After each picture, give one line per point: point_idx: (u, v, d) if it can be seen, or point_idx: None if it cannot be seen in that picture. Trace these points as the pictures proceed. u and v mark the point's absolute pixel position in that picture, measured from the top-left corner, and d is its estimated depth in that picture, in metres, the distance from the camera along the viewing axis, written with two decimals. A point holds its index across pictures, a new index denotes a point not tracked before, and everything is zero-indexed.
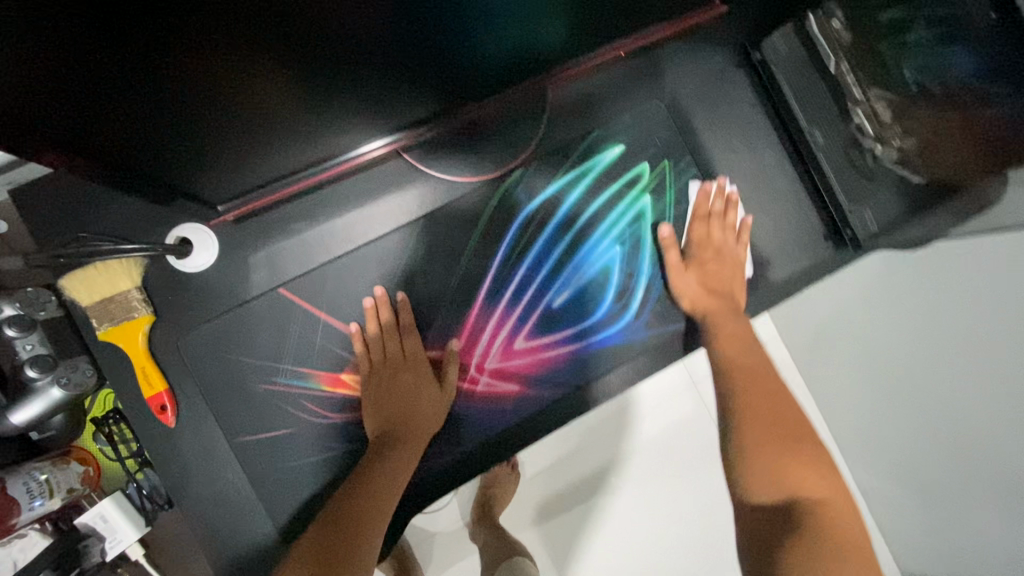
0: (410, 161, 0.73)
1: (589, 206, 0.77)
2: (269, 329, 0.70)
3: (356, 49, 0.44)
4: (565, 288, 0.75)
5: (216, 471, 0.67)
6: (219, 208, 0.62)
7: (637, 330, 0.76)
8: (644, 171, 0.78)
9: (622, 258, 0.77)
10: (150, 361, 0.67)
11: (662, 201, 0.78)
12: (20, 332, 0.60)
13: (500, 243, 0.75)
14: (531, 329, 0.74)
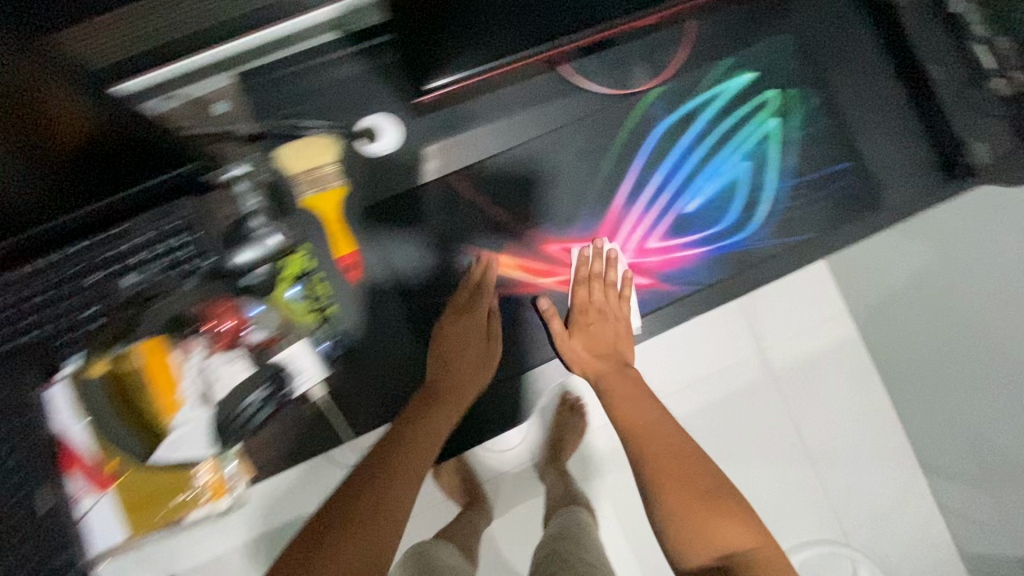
0: (565, 74, 0.82)
1: (721, 124, 0.84)
2: (439, 211, 0.80)
3: None
4: (697, 197, 0.83)
5: (395, 325, 0.80)
6: (428, 89, 0.76)
7: (761, 240, 0.83)
8: (772, 97, 0.84)
9: (749, 173, 0.83)
10: (343, 227, 0.79)
11: (789, 124, 0.84)
12: (250, 189, 0.75)
13: (639, 152, 0.83)
14: (665, 230, 0.82)
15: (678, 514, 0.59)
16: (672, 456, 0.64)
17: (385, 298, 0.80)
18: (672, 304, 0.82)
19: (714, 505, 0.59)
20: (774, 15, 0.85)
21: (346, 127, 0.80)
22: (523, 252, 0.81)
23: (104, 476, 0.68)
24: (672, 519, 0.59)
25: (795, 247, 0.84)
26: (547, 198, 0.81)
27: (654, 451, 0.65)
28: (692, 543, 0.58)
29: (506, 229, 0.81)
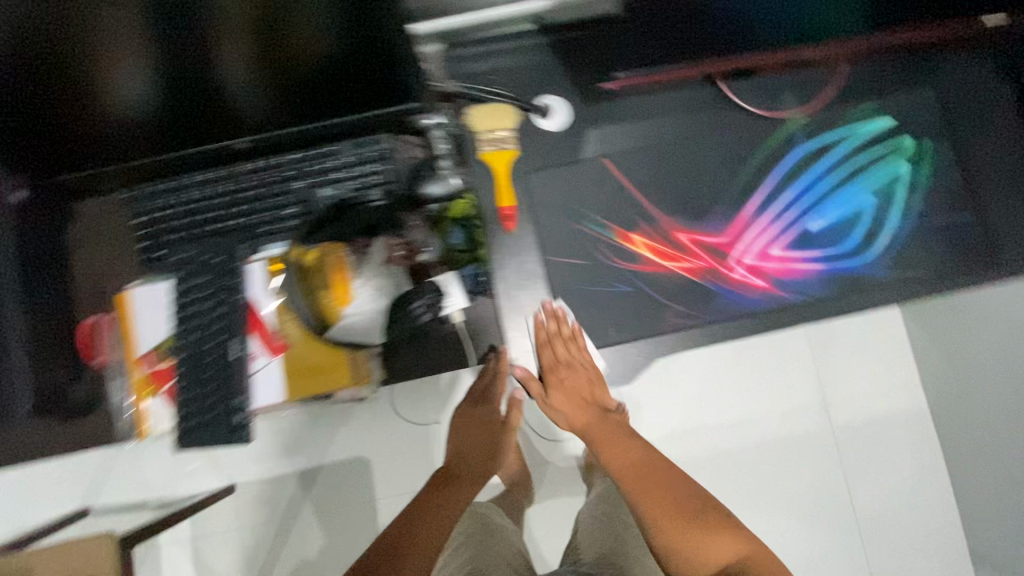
0: (722, 90, 0.92)
1: (856, 158, 0.92)
2: (589, 186, 0.91)
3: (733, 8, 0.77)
4: (822, 219, 0.90)
5: (530, 276, 0.90)
6: (620, 74, 0.89)
7: (876, 269, 0.89)
8: (907, 143, 0.92)
9: (873, 207, 0.91)
10: (507, 182, 0.90)
11: (919, 170, 0.92)
12: (441, 134, 0.87)
13: (775, 169, 0.92)
14: (787, 242, 0.90)
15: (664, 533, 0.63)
16: (657, 487, 0.67)
17: (528, 251, 0.90)
18: (782, 310, 0.89)
19: (702, 523, 0.63)
20: (920, 72, 0.93)
21: (524, 99, 0.91)
22: (656, 236, 0.90)
23: (275, 343, 0.82)
24: (670, 547, 0.62)
25: (906, 281, 0.90)
26: (685, 194, 0.91)
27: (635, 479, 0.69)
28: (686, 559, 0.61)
29: (644, 212, 0.91)
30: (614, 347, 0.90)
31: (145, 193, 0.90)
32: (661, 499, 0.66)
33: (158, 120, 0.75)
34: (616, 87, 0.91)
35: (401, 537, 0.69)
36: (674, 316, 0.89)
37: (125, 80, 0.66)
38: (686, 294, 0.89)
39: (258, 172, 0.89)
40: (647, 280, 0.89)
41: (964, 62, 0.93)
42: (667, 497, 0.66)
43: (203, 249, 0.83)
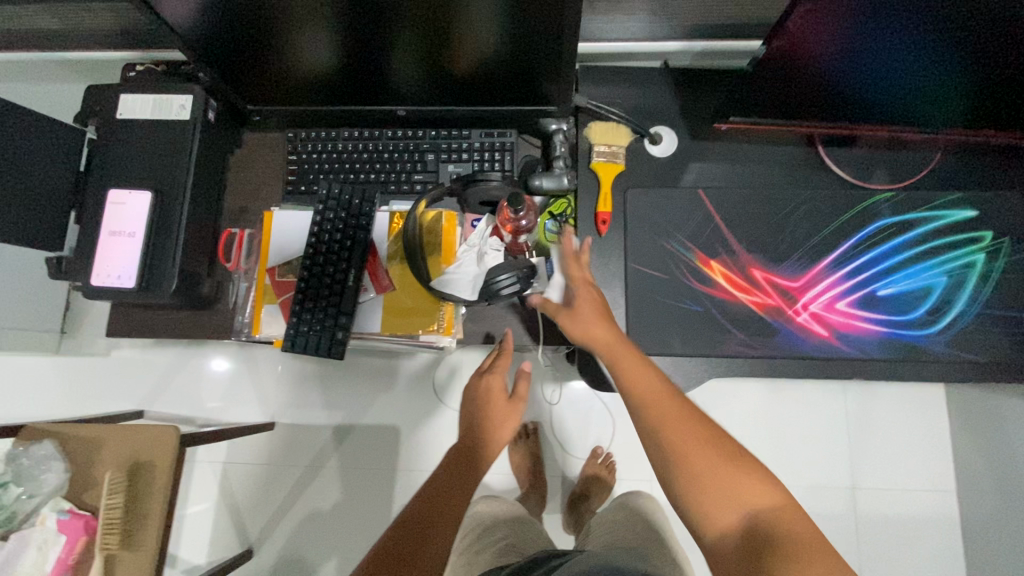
0: (819, 153, 1.02)
1: (934, 240, 0.98)
2: (681, 211, 1.00)
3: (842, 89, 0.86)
4: (892, 286, 0.97)
5: (611, 277, 0.99)
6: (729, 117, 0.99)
7: (935, 343, 0.95)
8: (986, 237, 0.98)
9: (943, 287, 0.97)
10: (609, 191, 1.00)
11: (995, 262, 0.97)
12: (563, 140, 1.00)
13: (856, 232, 0.99)
14: (854, 300, 0.97)
15: (690, 477, 0.63)
16: (686, 431, 0.65)
17: (615, 255, 0.99)
18: (839, 361, 0.95)
19: (734, 464, 0.63)
20: (1009, 175, 1.00)
21: (639, 125, 1.03)
22: (734, 267, 0.98)
23: (383, 283, 0.94)
24: (697, 501, 0.62)
25: (962, 362, 0.95)
26: (767, 237, 0.99)
27: (660, 423, 0.67)
28: (713, 504, 0.62)
29: (727, 245, 0.99)
30: (674, 358, 0.97)
31: (302, 138, 1.05)
32: (692, 446, 0.64)
33: (330, 73, 0.91)
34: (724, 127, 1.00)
35: (414, 524, 0.67)
36: (734, 342, 0.96)
37: (316, 37, 0.81)
38: (750, 326, 0.97)
39: (398, 139, 1.03)
40: (716, 304, 0.98)
41: None
42: (695, 440, 0.64)
43: (345, 189, 0.96)
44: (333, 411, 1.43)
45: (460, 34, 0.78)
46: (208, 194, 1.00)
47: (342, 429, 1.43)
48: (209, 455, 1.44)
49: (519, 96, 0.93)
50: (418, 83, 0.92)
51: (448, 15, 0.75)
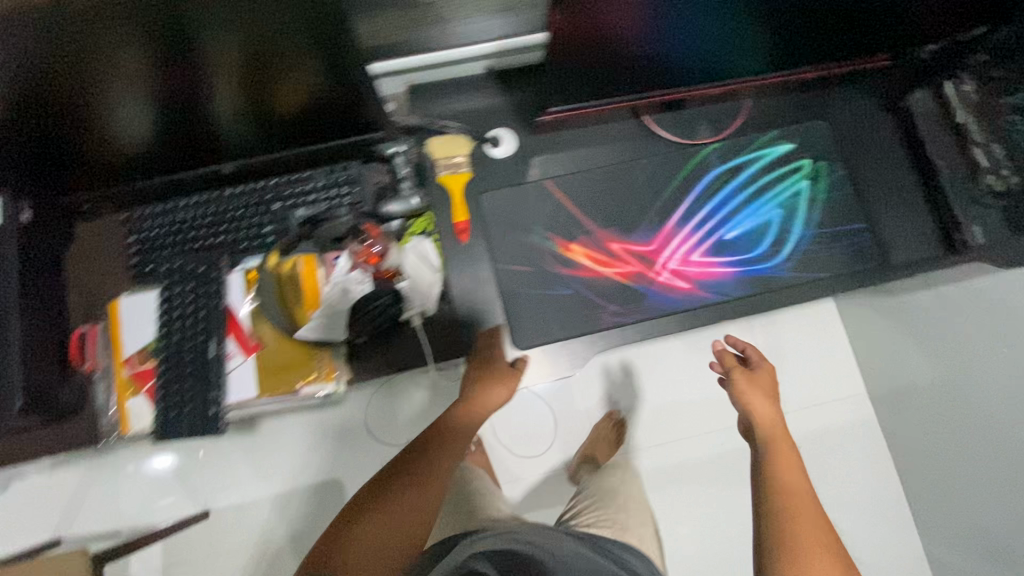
0: (646, 123, 1.08)
1: (763, 177, 1.06)
2: (533, 204, 1.04)
3: (657, 60, 0.92)
4: (736, 228, 1.04)
5: (481, 282, 1.01)
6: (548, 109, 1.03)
7: (784, 271, 1.03)
8: (807, 163, 1.07)
9: (780, 218, 1.05)
10: (461, 199, 1.01)
11: (818, 185, 1.06)
12: (404, 161, 1.00)
13: (693, 187, 1.06)
14: (706, 249, 1.03)
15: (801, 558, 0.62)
16: (818, 532, 0.64)
17: (480, 261, 1.01)
18: (704, 307, 1.02)
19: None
20: (814, 106, 1.10)
21: (477, 132, 1.06)
22: (593, 245, 1.03)
23: (251, 344, 0.91)
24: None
25: (810, 281, 1.04)
26: (617, 211, 1.05)
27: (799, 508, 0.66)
28: None
29: (582, 226, 1.04)
30: (559, 346, 1.01)
31: (139, 216, 0.99)
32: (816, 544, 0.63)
33: (150, 145, 0.87)
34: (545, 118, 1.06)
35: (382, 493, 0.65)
36: (612, 315, 1.01)
37: (133, 116, 0.78)
38: (619, 298, 1.02)
39: (241, 194, 0.99)
40: (585, 283, 1.02)
41: (849, 96, 1.11)
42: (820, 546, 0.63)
43: (189, 259, 0.93)
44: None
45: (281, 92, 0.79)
46: (45, 298, 0.92)
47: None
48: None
49: (347, 128, 0.93)
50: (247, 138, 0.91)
51: (265, 76, 0.75)
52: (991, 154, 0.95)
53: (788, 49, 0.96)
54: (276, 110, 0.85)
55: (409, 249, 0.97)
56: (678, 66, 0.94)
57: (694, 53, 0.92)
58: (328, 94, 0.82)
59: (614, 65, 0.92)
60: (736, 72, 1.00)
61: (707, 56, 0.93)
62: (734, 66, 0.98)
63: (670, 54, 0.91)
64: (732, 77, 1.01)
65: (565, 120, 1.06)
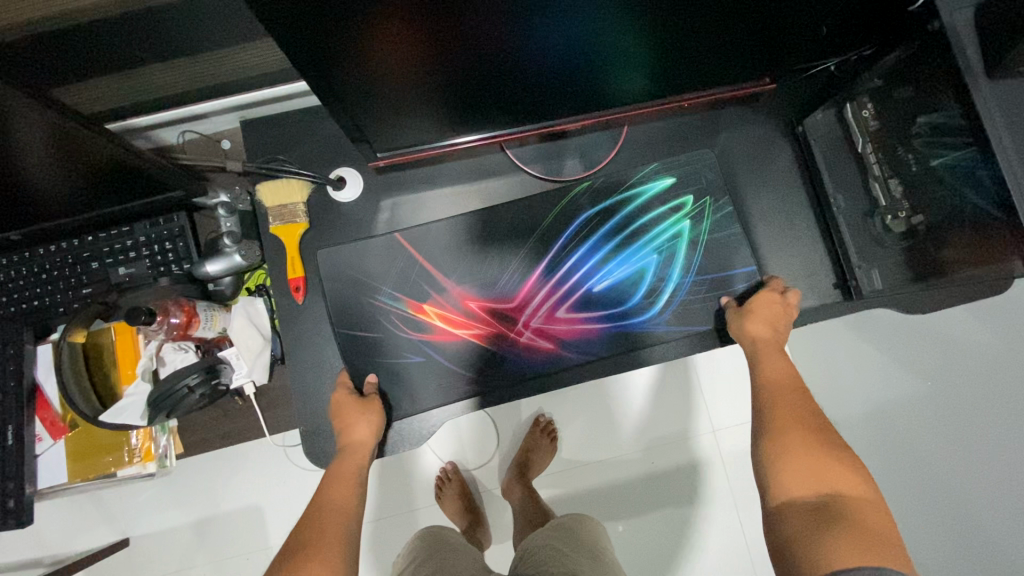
0: (511, 157, 0.98)
1: (638, 220, 0.98)
2: (381, 258, 0.95)
3: (511, 97, 0.79)
4: (606, 279, 0.96)
5: (320, 345, 0.92)
6: (378, 155, 0.89)
7: (658, 325, 0.96)
8: (688, 202, 0.98)
9: (656, 265, 0.97)
10: (298, 253, 0.92)
11: (699, 226, 0.98)
12: (226, 213, 0.90)
13: (560, 235, 0.97)
14: (572, 304, 0.95)
15: (784, 443, 0.68)
16: (801, 422, 0.71)
17: (319, 325, 0.92)
18: (568, 369, 0.94)
19: (835, 453, 0.65)
20: (704, 134, 1.00)
21: (318, 173, 0.95)
22: (447, 306, 0.94)
23: (60, 426, 0.87)
24: (772, 460, 0.67)
25: (688, 334, 0.96)
26: (474, 262, 0.95)
27: (779, 403, 0.75)
28: (794, 476, 0.64)
29: (436, 283, 0.95)
30: (407, 419, 0.93)
31: None
32: (798, 436, 0.69)
33: None
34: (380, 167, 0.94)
35: (319, 528, 0.69)
36: (467, 381, 0.94)
37: None
38: (474, 365, 0.94)
39: (55, 254, 0.87)
40: (437, 348, 0.94)
41: (744, 118, 1.00)
42: (809, 437, 0.68)
43: None
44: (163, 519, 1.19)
45: (104, 167, 0.76)
46: None
47: (196, 529, 1.16)
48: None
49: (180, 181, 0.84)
50: (79, 229, 0.87)
51: (82, 163, 0.75)
52: (889, 192, 0.86)
53: (669, 76, 0.85)
54: (101, 202, 0.84)
55: (236, 308, 0.89)
56: (540, 99, 0.82)
57: (554, 87, 0.79)
58: (149, 182, 0.82)
59: (451, 105, 0.78)
60: (621, 99, 0.89)
61: (574, 87, 0.80)
62: (610, 94, 0.86)
63: (531, 90, 0.78)
64: (616, 102, 0.89)
65: (406, 163, 0.94)
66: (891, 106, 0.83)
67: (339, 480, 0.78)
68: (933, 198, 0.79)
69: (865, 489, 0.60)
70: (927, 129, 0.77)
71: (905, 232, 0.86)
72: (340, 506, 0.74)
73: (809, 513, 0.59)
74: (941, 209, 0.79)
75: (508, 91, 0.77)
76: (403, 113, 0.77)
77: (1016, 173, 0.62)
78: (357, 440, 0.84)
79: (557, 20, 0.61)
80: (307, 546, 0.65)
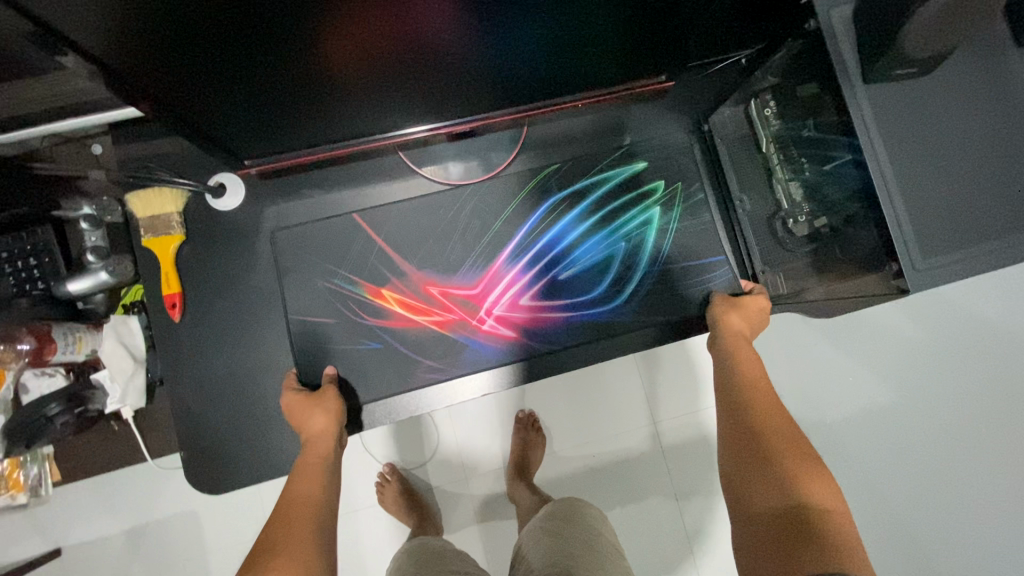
0: (405, 159, 0.94)
1: (609, 204, 0.95)
2: (279, 264, 0.90)
3: (389, 102, 0.74)
4: (573, 266, 0.94)
5: (203, 362, 0.87)
6: (246, 162, 0.83)
7: (623, 313, 0.93)
8: (659, 187, 0.96)
9: (624, 253, 0.95)
10: (174, 268, 0.86)
11: (671, 214, 0.96)
12: (90, 226, 0.84)
13: (527, 216, 0.95)
14: (536, 292, 0.94)
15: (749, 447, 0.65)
16: (763, 423, 0.68)
17: (202, 342, 0.88)
18: (527, 359, 0.92)
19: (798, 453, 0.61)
20: (612, 132, 0.96)
21: (194, 180, 0.89)
22: (407, 291, 0.92)
23: None
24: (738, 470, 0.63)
25: (655, 325, 0.93)
26: (429, 240, 0.94)
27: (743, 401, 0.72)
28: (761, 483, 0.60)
29: (394, 266, 0.93)
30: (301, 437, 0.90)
31: None
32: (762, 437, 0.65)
33: None
34: (261, 172, 0.89)
35: (286, 524, 0.65)
36: (361, 398, 0.90)
37: None
38: (374, 382, 0.90)
39: None
40: (395, 334, 0.91)
41: (650, 115, 0.96)
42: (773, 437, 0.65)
43: None
44: None
45: None
46: None
47: None
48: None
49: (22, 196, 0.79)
50: None
51: None
52: (791, 195, 0.84)
53: (564, 79, 0.80)
54: None
55: (106, 329, 0.83)
56: (429, 104, 0.77)
57: (441, 92, 0.75)
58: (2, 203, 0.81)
59: (327, 111, 0.73)
60: (519, 98, 0.83)
61: (465, 91, 0.76)
62: (505, 97, 0.81)
63: (416, 96, 0.74)
64: (515, 102, 0.84)
65: (291, 168, 0.89)
66: (790, 106, 0.80)
67: (304, 472, 0.74)
68: (831, 202, 0.76)
69: (831, 503, 0.55)
70: (819, 134, 0.75)
71: (809, 236, 0.84)
72: (305, 501, 0.69)
73: (771, 549, 0.52)
74: (836, 216, 0.76)
75: (384, 98, 0.73)
76: (278, 120, 0.73)
77: (889, 181, 0.59)
78: (315, 434, 0.79)
79: (417, 33, 0.58)
80: (276, 545, 0.62)
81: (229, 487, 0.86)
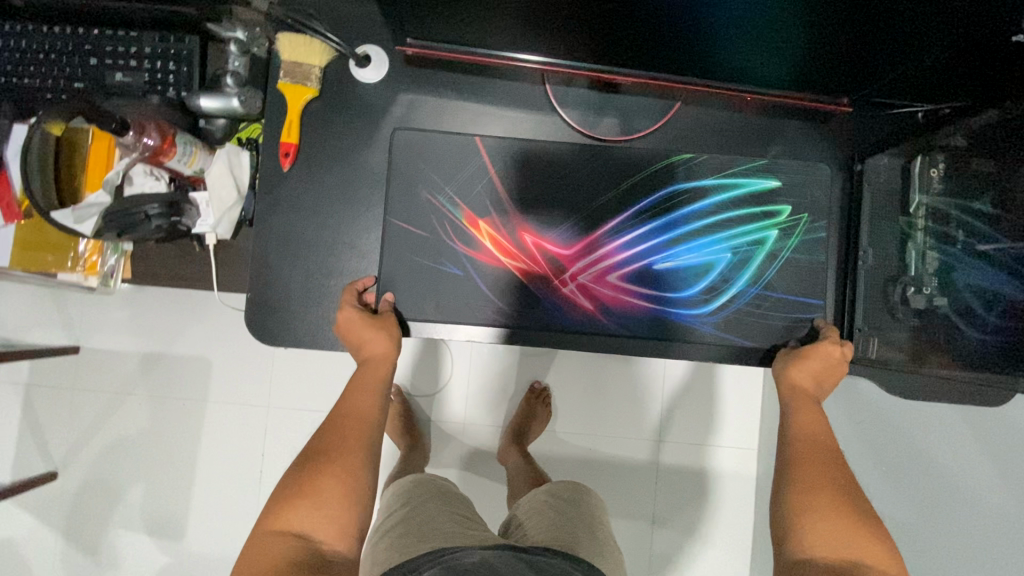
0: (549, 94, 0.91)
1: (728, 212, 0.92)
2: (393, 155, 0.90)
3: (570, 29, 0.71)
4: (670, 260, 0.92)
5: (294, 219, 0.88)
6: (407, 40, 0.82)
7: (705, 323, 0.91)
8: (784, 212, 0.92)
9: (726, 264, 0.92)
10: (297, 119, 0.87)
11: (786, 240, 0.92)
12: (237, 51, 0.86)
13: (642, 198, 0.92)
14: (626, 273, 0.92)
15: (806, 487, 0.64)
16: (824, 465, 0.66)
17: (300, 200, 0.88)
18: (600, 334, 0.91)
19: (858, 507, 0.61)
20: (760, 141, 0.92)
21: (343, 40, 0.87)
22: (502, 229, 0.91)
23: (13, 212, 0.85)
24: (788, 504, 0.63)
25: (729, 344, 0.91)
26: (542, 183, 0.92)
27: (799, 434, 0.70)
28: (820, 526, 0.59)
29: (498, 200, 0.91)
30: None
31: None
32: (821, 478, 0.64)
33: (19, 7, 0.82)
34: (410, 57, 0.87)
35: (340, 429, 0.69)
36: (428, 307, 0.90)
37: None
38: (444, 297, 0.90)
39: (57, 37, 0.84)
40: (479, 264, 0.91)
41: (804, 134, 0.92)
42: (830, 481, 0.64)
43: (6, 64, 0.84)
44: (138, 336, 1.27)
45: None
46: None
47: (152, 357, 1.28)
48: (12, 376, 1.28)
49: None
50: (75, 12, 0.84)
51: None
52: (923, 263, 0.81)
53: (743, 68, 0.77)
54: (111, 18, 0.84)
55: (221, 153, 0.87)
56: (602, 47, 0.75)
57: (620, 40, 0.72)
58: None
59: (508, 18, 0.71)
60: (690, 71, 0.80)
61: (644, 47, 0.73)
62: (678, 65, 0.78)
63: (597, 37, 0.72)
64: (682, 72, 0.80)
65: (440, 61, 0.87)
66: (959, 172, 0.75)
67: (359, 389, 0.75)
68: (964, 285, 0.73)
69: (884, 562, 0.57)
70: (983, 210, 0.70)
71: (922, 310, 0.80)
72: (355, 411, 0.72)
73: None
74: (966, 300, 0.72)
75: (568, 25, 0.70)
76: (457, 12, 0.71)
77: None
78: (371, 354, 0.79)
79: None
80: (329, 450, 0.67)
81: (279, 342, 0.88)
